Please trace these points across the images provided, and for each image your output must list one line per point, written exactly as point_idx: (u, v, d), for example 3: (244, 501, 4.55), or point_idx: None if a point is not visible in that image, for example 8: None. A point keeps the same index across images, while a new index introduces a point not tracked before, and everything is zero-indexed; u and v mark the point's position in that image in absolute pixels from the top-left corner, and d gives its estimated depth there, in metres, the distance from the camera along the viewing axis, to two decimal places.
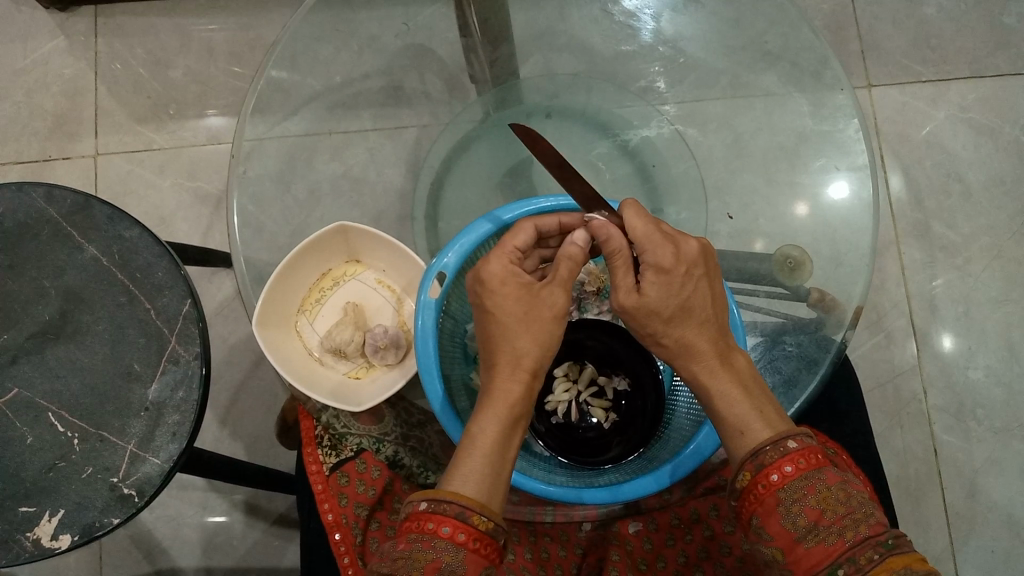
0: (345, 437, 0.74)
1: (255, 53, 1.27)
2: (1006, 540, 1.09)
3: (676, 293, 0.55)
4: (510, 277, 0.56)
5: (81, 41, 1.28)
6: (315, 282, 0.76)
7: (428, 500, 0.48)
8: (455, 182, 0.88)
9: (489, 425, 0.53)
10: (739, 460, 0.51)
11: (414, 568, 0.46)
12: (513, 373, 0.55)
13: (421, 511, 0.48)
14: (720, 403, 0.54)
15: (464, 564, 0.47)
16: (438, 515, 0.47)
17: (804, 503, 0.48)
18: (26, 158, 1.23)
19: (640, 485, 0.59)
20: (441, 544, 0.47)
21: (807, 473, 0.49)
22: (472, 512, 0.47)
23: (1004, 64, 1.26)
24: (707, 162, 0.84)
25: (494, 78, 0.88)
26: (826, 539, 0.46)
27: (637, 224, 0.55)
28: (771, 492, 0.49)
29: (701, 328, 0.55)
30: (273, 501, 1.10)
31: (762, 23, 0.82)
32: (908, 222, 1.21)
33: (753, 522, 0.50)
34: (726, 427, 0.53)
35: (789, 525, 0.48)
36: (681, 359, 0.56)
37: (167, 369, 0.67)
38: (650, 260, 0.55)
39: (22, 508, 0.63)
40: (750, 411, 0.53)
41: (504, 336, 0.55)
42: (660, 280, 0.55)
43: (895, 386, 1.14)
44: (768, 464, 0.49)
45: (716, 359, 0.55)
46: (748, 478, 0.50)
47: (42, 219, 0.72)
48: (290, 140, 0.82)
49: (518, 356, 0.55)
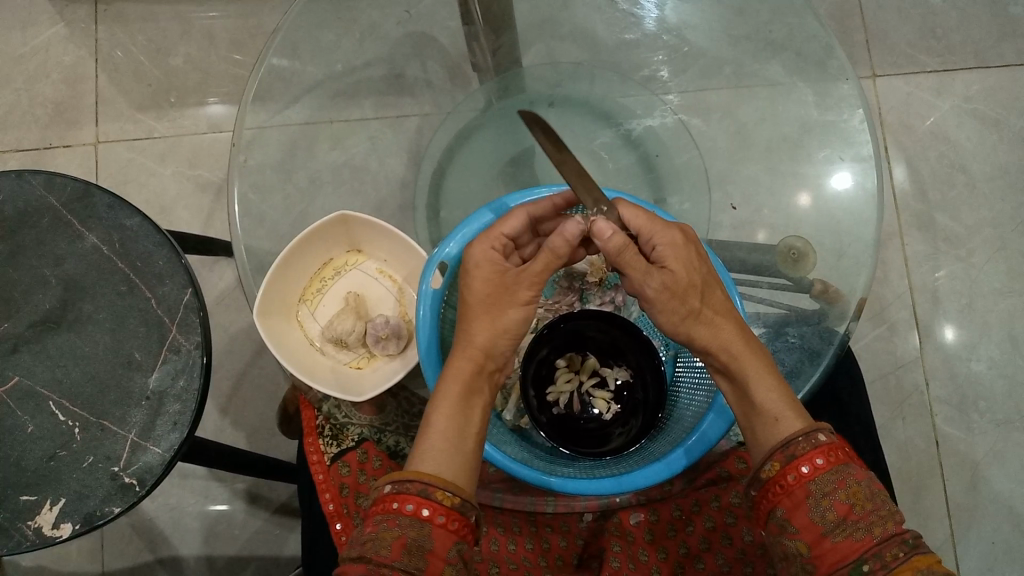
0: (346, 427, 0.76)
1: (256, 40, 1.26)
2: (1006, 532, 1.09)
3: (696, 267, 0.55)
4: (490, 260, 0.56)
5: (81, 28, 1.27)
6: (316, 272, 0.76)
7: (393, 481, 0.48)
8: (458, 172, 0.88)
9: (443, 404, 0.52)
10: (768, 449, 0.50)
11: (381, 547, 0.46)
12: (463, 352, 0.54)
13: (387, 494, 0.48)
14: (756, 386, 0.52)
15: (431, 540, 0.46)
16: (401, 494, 0.47)
17: (834, 497, 0.48)
18: (26, 146, 1.23)
19: (649, 474, 0.59)
20: (405, 521, 0.46)
21: (838, 467, 0.48)
22: (436, 488, 0.47)
23: (1010, 55, 1.25)
24: (710, 152, 0.83)
25: (497, 67, 0.86)
26: (854, 534, 0.46)
27: (635, 214, 0.56)
28: (800, 484, 0.49)
29: (725, 302, 0.56)
30: (274, 490, 1.10)
31: (767, 12, 0.81)
32: (911, 213, 1.20)
33: (776, 515, 0.50)
34: (759, 412, 0.52)
35: (816, 518, 0.48)
36: (714, 340, 0.54)
37: (167, 359, 0.67)
38: (662, 241, 0.55)
39: (23, 496, 0.63)
40: (785, 399, 0.52)
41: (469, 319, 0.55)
42: (680, 255, 0.55)
43: (897, 376, 1.14)
44: (799, 456, 0.49)
45: (745, 339, 0.54)
46: (775, 468, 0.50)
47: (42, 207, 0.71)
48: (291, 129, 0.81)
49: (471, 340, 0.54)
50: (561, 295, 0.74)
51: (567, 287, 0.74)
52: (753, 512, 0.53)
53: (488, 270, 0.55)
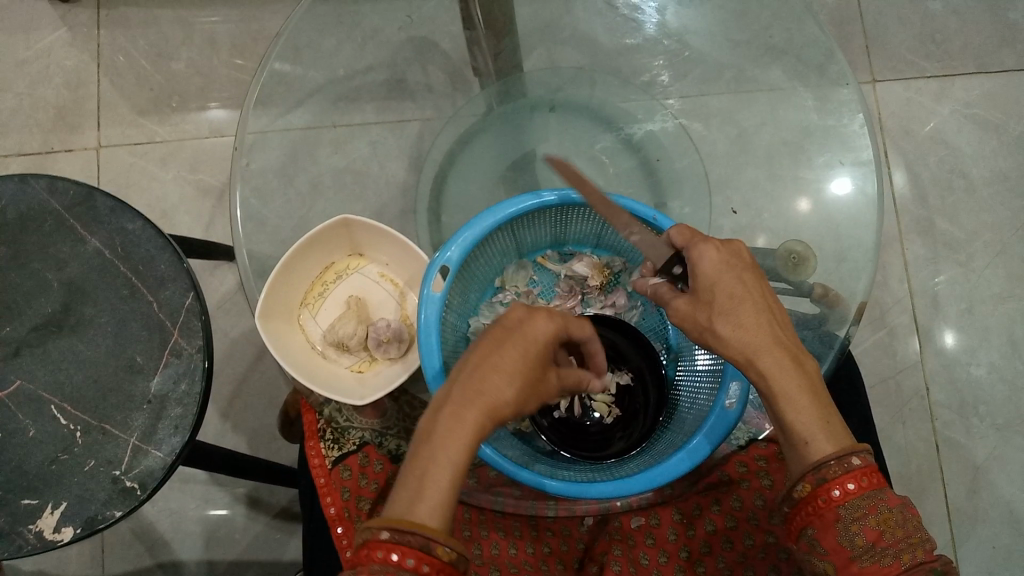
0: (348, 431, 0.77)
1: (258, 45, 1.26)
2: (1007, 536, 1.09)
3: (722, 281, 0.53)
4: (538, 330, 0.50)
5: (83, 33, 1.27)
6: (318, 276, 0.76)
7: (391, 528, 0.43)
8: (459, 176, 0.87)
9: (449, 444, 0.46)
10: (800, 469, 0.50)
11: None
12: (489, 415, 0.47)
13: (382, 541, 0.43)
14: (787, 407, 0.50)
15: None
16: (400, 546, 0.43)
17: (864, 522, 0.48)
18: (28, 150, 1.23)
19: (678, 462, 0.59)
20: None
21: (869, 493, 0.48)
22: (438, 543, 0.43)
23: (1009, 61, 1.26)
24: (710, 156, 0.84)
25: (498, 71, 0.88)
26: (881, 560, 0.46)
27: (680, 232, 0.56)
28: (830, 507, 0.49)
29: (759, 318, 0.52)
30: (274, 495, 1.10)
31: (767, 17, 0.81)
32: (911, 218, 1.20)
33: (808, 533, 0.50)
34: (788, 433, 0.50)
35: (845, 542, 0.48)
36: (744, 357, 0.52)
37: (169, 362, 0.67)
38: (699, 257, 0.54)
39: (24, 500, 0.63)
40: (818, 420, 0.50)
41: (498, 371, 0.48)
42: (710, 270, 0.53)
43: (898, 381, 1.14)
44: (830, 480, 0.48)
45: (776, 354, 0.51)
46: (807, 490, 0.49)
47: (45, 211, 0.71)
48: (294, 134, 0.81)
49: (500, 404, 0.48)
50: (561, 299, 0.75)
51: (568, 291, 0.75)
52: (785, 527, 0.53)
53: (539, 346, 0.50)
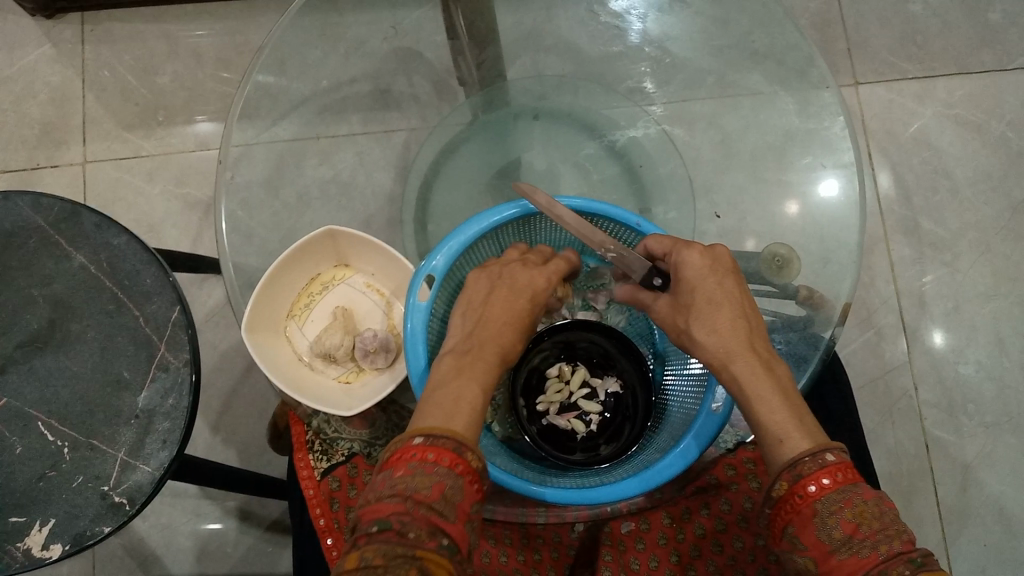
0: (336, 442, 0.77)
1: (244, 58, 1.27)
2: (997, 534, 1.10)
3: (703, 283, 0.55)
4: (533, 286, 0.59)
5: (68, 49, 1.27)
6: (304, 287, 0.76)
7: (426, 434, 0.46)
8: (445, 186, 0.88)
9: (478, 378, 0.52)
10: (777, 468, 0.49)
11: (420, 488, 0.43)
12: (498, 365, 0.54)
13: (418, 444, 0.46)
14: (758, 407, 0.51)
15: (462, 493, 0.45)
16: (436, 446, 0.45)
17: (840, 515, 0.46)
18: (13, 166, 1.22)
19: (668, 464, 0.59)
20: (443, 471, 0.44)
21: (843, 487, 0.47)
22: (469, 448, 0.46)
23: (990, 61, 1.27)
24: (695, 162, 0.86)
25: (481, 80, 0.88)
26: (860, 552, 0.44)
27: (660, 242, 0.60)
28: (807, 503, 0.47)
29: (735, 321, 0.54)
30: (266, 508, 1.10)
31: (748, 22, 0.82)
32: (896, 219, 1.21)
33: (787, 532, 0.49)
34: (763, 433, 0.51)
35: (824, 536, 0.46)
36: (717, 360, 0.54)
37: (156, 376, 0.67)
38: (679, 261, 0.57)
39: (12, 518, 0.63)
40: (791, 418, 0.50)
41: (509, 322, 0.56)
42: (690, 275, 0.56)
43: (886, 381, 1.15)
44: (805, 475, 0.48)
45: (749, 357, 0.53)
46: (784, 488, 0.48)
47: (29, 227, 0.71)
48: (279, 145, 0.82)
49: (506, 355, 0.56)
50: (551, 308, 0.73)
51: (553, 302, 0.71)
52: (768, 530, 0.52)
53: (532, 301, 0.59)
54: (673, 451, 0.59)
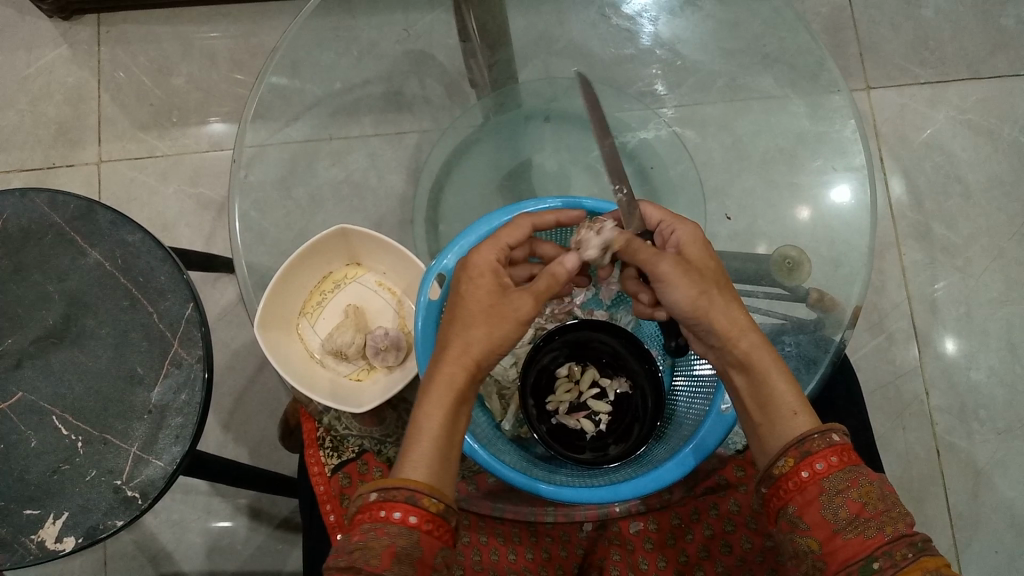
0: (346, 439, 0.78)
1: (257, 60, 1.28)
2: (1009, 541, 1.09)
3: (709, 259, 0.59)
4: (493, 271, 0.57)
5: (84, 50, 1.29)
6: (316, 285, 0.77)
7: (380, 489, 0.48)
8: (456, 187, 0.89)
9: (437, 395, 0.52)
10: (782, 445, 0.51)
11: (370, 557, 0.45)
12: (457, 359, 0.54)
13: (373, 501, 0.48)
14: (773, 381, 0.53)
15: (420, 547, 0.47)
16: (388, 503, 0.47)
17: (847, 495, 0.48)
18: (29, 166, 1.24)
19: (674, 466, 0.59)
20: (393, 531, 0.46)
21: (850, 467, 0.49)
22: (424, 495, 0.47)
23: (1003, 66, 1.27)
24: (706, 164, 0.84)
25: (494, 82, 0.89)
26: (865, 532, 0.46)
27: (655, 212, 0.63)
28: (814, 481, 0.49)
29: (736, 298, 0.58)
30: (276, 506, 1.11)
31: (759, 26, 0.82)
32: (908, 223, 1.21)
33: (788, 512, 0.50)
34: (773, 406, 0.53)
35: (829, 516, 0.48)
36: (732, 330, 0.55)
37: (169, 372, 0.67)
38: (681, 233, 0.60)
39: (26, 511, 0.64)
40: (798, 397, 0.53)
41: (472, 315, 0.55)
42: (697, 249, 0.59)
43: (897, 386, 1.14)
44: (814, 452, 0.49)
45: (759, 333, 0.56)
46: (790, 464, 0.50)
47: (46, 224, 0.72)
48: (293, 146, 0.82)
49: (468, 346, 0.54)
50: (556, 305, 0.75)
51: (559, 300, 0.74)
52: (764, 510, 0.53)
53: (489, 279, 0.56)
54: (671, 457, 0.59)
